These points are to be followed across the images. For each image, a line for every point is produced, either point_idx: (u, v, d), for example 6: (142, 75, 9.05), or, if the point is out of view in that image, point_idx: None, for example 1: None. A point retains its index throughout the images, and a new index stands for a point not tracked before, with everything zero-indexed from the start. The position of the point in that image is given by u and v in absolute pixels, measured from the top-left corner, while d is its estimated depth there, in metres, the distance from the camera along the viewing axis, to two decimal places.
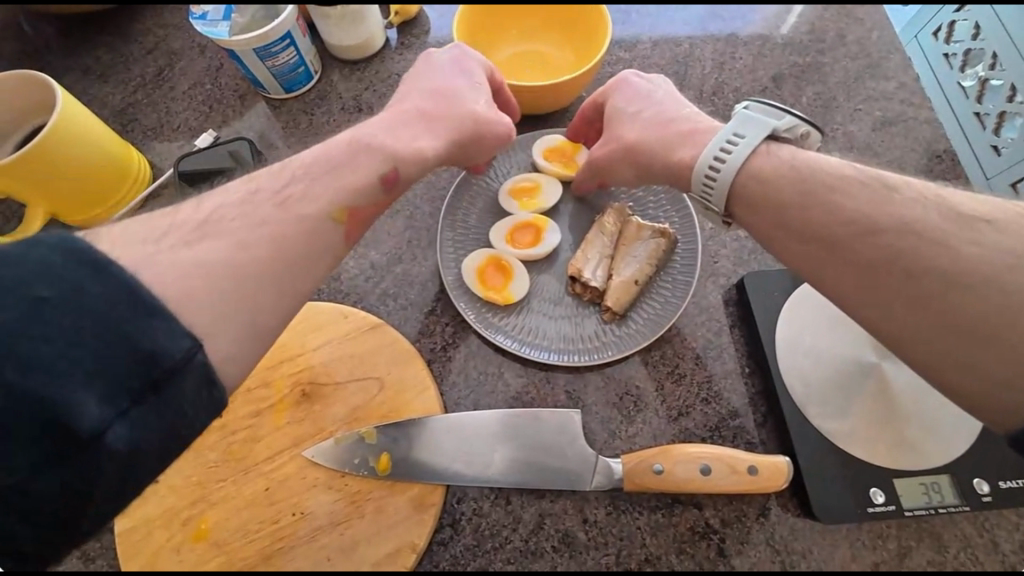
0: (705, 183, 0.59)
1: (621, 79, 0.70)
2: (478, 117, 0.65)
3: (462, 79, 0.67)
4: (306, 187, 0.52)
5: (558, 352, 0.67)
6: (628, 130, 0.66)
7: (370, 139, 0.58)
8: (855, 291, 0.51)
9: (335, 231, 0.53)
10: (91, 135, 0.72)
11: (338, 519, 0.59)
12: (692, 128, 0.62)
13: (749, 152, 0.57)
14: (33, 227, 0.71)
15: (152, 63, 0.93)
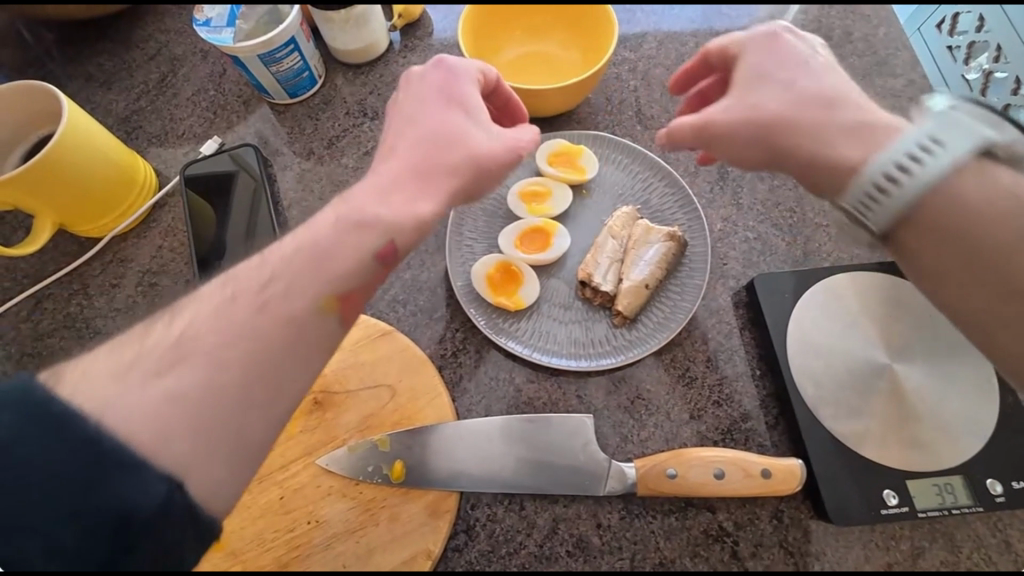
0: (872, 196, 0.50)
1: (771, 32, 0.57)
2: (478, 160, 0.56)
3: (451, 113, 0.58)
4: (288, 283, 0.49)
5: (569, 356, 0.67)
6: (759, 104, 0.54)
7: (357, 212, 0.52)
8: (984, 310, 0.50)
9: (325, 322, 0.49)
10: (96, 145, 0.71)
11: (353, 527, 0.59)
12: (865, 121, 0.52)
13: (961, 161, 0.48)
14: (42, 238, 0.71)
15: (155, 70, 0.93)
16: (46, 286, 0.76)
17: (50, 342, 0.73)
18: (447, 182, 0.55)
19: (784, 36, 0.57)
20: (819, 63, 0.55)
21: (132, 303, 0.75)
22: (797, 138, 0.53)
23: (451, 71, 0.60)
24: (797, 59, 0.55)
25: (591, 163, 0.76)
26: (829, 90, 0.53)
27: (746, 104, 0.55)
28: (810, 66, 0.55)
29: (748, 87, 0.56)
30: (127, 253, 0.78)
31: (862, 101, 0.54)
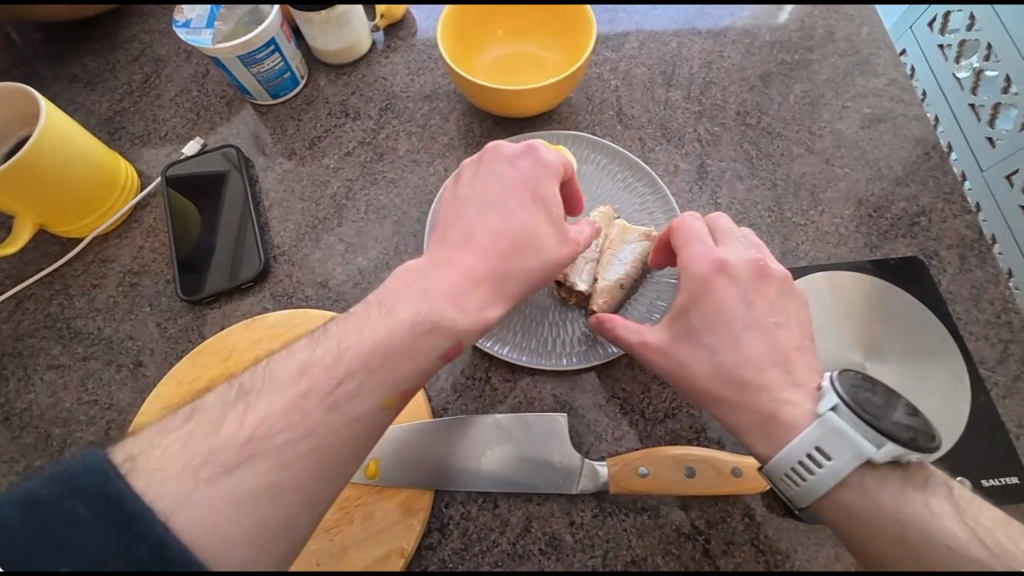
0: (798, 469, 0.50)
1: (705, 282, 0.56)
2: (545, 266, 0.56)
3: (531, 211, 0.57)
4: (359, 383, 0.49)
5: (545, 356, 0.67)
6: (674, 357, 0.56)
7: (435, 312, 0.52)
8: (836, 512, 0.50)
9: (385, 420, 0.50)
10: (73, 146, 0.71)
11: (328, 525, 0.60)
12: (789, 371, 0.54)
13: (833, 481, 0.49)
14: (22, 239, 0.72)
15: (139, 71, 0.93)
16: (28, 286, 0.77)
17: (31, 342, 0.74)
18: (518, 283, 0.55)
19: (717, 287, 0.56)
20: (736, 284, 0.56)
21: (113, 303, 0.76)
22: (718, 396, 0.54)
23: (540, 163, 0.59)
24: (728, 313, 0.55)
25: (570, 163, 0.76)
26: (750, 373, 0.53)
27: (672, 364, 0.56)
28: (739, 364, 0.54)
29: (675, 326, 0.57)
30: (109, 253, 0.79)
31: (781, 386, 0.53)
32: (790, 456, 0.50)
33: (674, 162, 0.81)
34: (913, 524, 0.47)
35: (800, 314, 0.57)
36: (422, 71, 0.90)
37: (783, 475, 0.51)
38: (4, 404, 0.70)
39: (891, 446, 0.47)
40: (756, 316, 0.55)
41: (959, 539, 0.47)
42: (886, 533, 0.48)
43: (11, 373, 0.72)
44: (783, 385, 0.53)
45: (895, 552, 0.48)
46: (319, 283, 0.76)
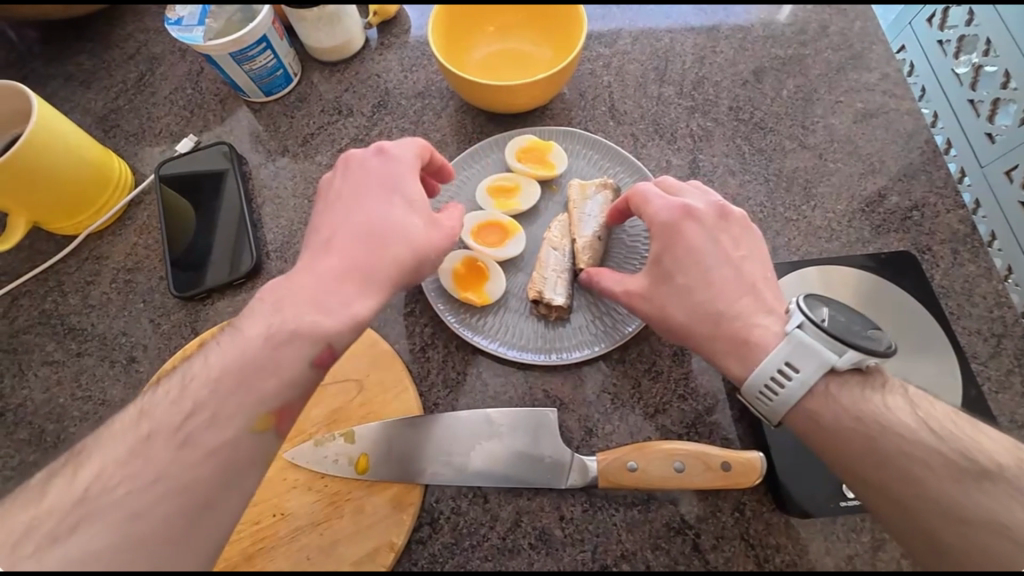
0: (769, 386, 0.52)
1: (672, 226, 0.59)
2: (417, 256, 0.57)
3: (387, 205, 0.58)
4: (214, 410, 0.48)
5: (536, 351, 0.67)
6: (651, 301, 0.58)
7: (291, 322, 0.51)
8: (806, 419, 0.52)
9: (260, 441, 0.48)
10: (66, 145, 0.71)
11: (318, 519, 0.60)
12: (759, 307, 0.55)
13: (800, 392, 0.51)
14: (16, 235, 0.72)
15: (134, 69, 0.93)
16: (23, 283, 0.77)
17: (26, 338, 0.74)
18: (387, 278, 0.55)
19: (686, 228, 0.58)
20: (699, 223, 0.59)
21: (107, 300, 0.76)
22: (696, 334, 0.56)
23: (389, 162, 0.60)
24: (698, 254, 0.57)
25: (561, 159, 0.76)
26: (722, 308, 0.55)
27: (651, 308, 0.58)
28: (712, 302, 0.56)
29: (651, 271, 0.59)
30: (102, 251, 0.79)
31: (755, 313, 0.55)
32: (760, 376, 0.52)
33: (666, 157, 0.81)
34: (871, 418, 0.50)
35: (762, 252, 0.60)
36: (416, 67, 0.91)
37: (757, 394, 0.53)
38: None
39: (852, 352, 0.49)
40: (723, 253, 0.58)
41: (912, 428, 0.49)
42: (846, 432, 0.50)
43: (5, 368, 0.73)
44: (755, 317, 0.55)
45: (856, 448, 0.50)
46: None
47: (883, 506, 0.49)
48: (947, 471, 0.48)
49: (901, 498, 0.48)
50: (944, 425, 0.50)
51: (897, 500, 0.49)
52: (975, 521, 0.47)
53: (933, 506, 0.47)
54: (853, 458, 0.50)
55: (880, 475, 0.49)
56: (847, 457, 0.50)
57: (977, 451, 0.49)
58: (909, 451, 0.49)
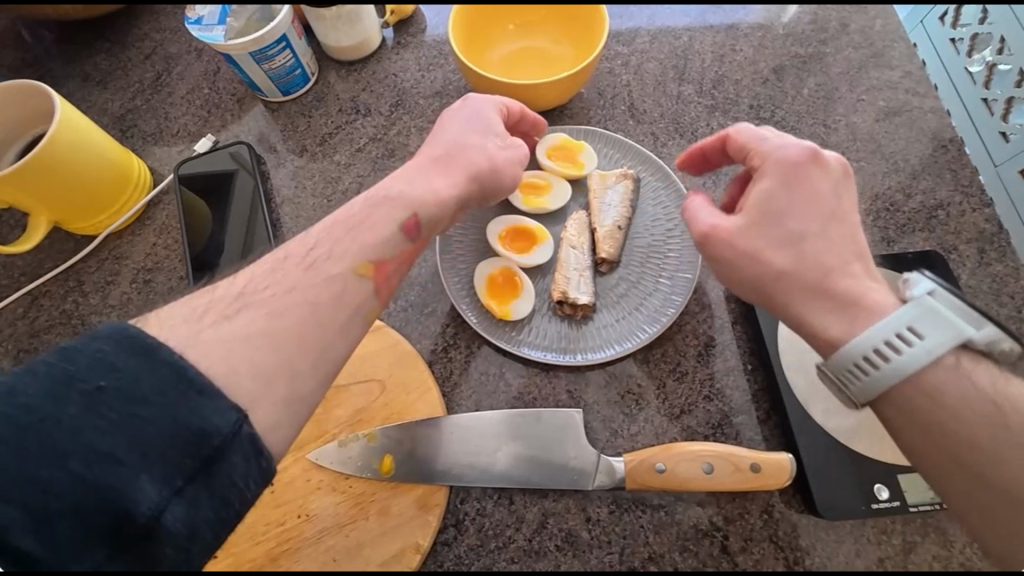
0: (885, 352, 0.48)
1: (802, 168, 0.53)
2: (493, 160, 0.62)
3: (466, 121, 0.64)
4: (330, 248, 0.51)
5: (559, 352, 0.66)
6: (745, 235, 0.54)
7: (388, 190, 0.56)
8: (923, 395, 0.48)
9: (360, 287, 0.51)
10: (90, 145, 0.71)
11: (343, 521, 0.60)
12: (864, 268, 0.52)
13: (920, 361, 0.47)
14: (38, 235, 0.72)
15: (150, 68, 0.93)
16: (43, 283, 0.77)
17: (46, 338, 0.74)
18: (467, 173, 0.60)
19: (812, 174, 0.53)
20: (831, 173, 0.54)
21: (127, 299, 0.76)
22: (788, 278, 0.52)
23: (469, 96, 0.66)
24: (817, 202, 0.52)
25: (591, 159, 0.75)
26: (837, 261, 0.51)
27: (749, 247, 0.53)
28: (815, 245, 0.52)
29: (758, 215, 0.53)
30: (122, 251, 0.79)
31: (866, 276, 0.51)
32: (873, 338, 0.48)
33: None
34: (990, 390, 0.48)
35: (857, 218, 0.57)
36: (432, 66, 0.91)
37: (864, 357, 0.48)
38: None
39: (988, 330, 0.47)
40: (840, 208, 0.53)
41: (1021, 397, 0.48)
42: (949, 394, 0.47)
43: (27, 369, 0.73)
44: (861, 275, 0.51)
45: (977, 422, 0.47)
46: None
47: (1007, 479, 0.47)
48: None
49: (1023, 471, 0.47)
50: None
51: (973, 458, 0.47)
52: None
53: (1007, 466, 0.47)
54: (977, 435, 0.47)
55: (1002, 450, 0.47)
56: (966, 432, 0.47)
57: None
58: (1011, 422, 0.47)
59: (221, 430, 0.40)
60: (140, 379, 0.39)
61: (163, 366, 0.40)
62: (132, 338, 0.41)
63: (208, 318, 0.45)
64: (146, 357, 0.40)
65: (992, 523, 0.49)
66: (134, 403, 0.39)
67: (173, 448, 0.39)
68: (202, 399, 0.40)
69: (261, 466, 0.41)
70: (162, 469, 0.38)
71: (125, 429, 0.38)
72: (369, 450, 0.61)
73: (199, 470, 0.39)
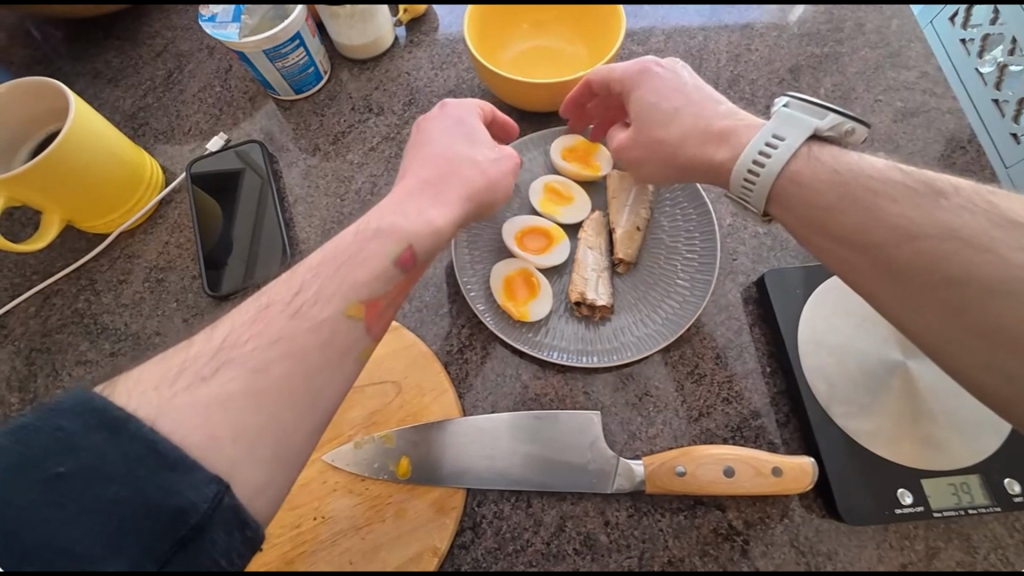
0: (756, 161, 0.54)
1: (642, 67, 0.62)
2: (487, 177, 0.62)
3: (454, 141, 0.63)
4: (318, 290, 0.50)
5: (576, 353, 0.65)
6: (633, 135, 0.62)
7: (377, 223, 0.55)
8: (850, 233, 0.50)
9: (352, 329, 0.50)
10: (103, 143, 0.70)
11: (359, 523, 0.59)
12: (733, 110, 0.59)
13: (787, 160, 0.53)
14: (50, 234, 0.71)
15: (161, 67, 0.93)
16: (55, 281, 0.77)
17: (59, 337, 0.74)
18: (461, 195, 0.59)
19: (655, 64, 0.62)
20: (671, 62, 0.62)
21: (139, 299, 0.75)
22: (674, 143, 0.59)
23: (449, 109, 0.65)
24: (675, 69, 0.62)
25: (606, 160, 0.74)
26: (709, 107, 0.59)
27: (638, 106, 0.62)
28: (681, 109, 0.59)
29: (639, 80, 0.62)
30: (135, 250, 0.79)
31: (735, 111, 0.59)
32: (744, 158, 0.55)
33: None
34: (908, 204, 0.49)
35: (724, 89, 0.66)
36: (445, 65, 0.90)
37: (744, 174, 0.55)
38: (32, 400, 0.70)
39: (830, 116, 0.53)
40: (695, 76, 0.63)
41: (955, 215, 0.48)
42: (826, 185, 0.51)
43: (39, 368, 0.72)
44: (725, 115, 0.58)
45: (906, 245, 0.48)
46: None
47: (946, 298, 0.46)
48: (910, 200, 0.49)
49: (962, 291, 0.46)
50: (903, 166, 0.52)
51: (865, 250, 0.49)
52: (934, 237, 0.47)
53: (904, 243, 0.48)
54: (905, 254, 0.48)
55: (938, 269, 0.47)
56: (890, 250, 0.48)
57: (938, 179, 0.50)
58: (874, 187, 0.50)
59: (195, 506, 0.39)
60: (107, 455, 0.39)
61: (128, 442, 0.39)
62: (96, 411, 0.40)
63: (182, 381, 0.44)
64: (112, 432, 0.39)
65: (950, 351, 0.47)
66: (100, 484, 0.38)
67: (149, 527, 0.38)
68: (175, 475, 0.39)
69: (245, 537, 0.41)
70: (131, 555, 0.37)
71: (90, 516, 0.38)
72: (385, 450, 0.61)
73: (174, 551, 0.38)
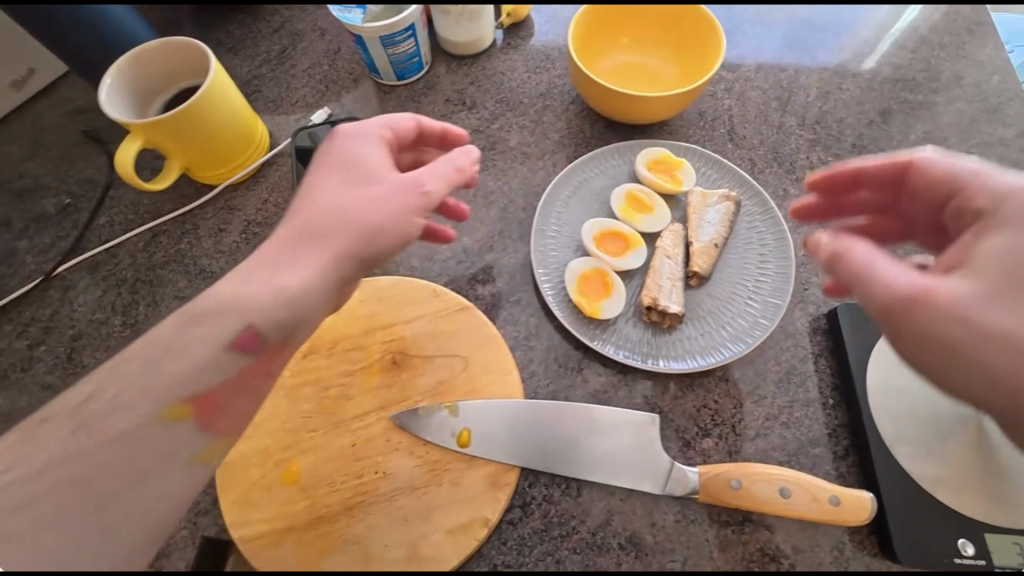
0: None
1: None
2: (385, 215, 0.57)
3: (342, 185, 0.58)
4: (114, 397, 0.51)
5: (641, 356, 0.67)
6: (980, 295, 0.49)
7: (204, 304, 0.54)
8: None
9: (170, 431, 0.52)
10: (228, 102, 0.77)
11: (416, 483, 0.62)
12: None
13: None
14: (169, 178, 0.78)
15: (278, 42, 1.01)
16: (163, 222, 0.84)
17: (160, 273, 0.80)
18: (334, 250, 0.56)
19: None
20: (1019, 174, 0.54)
21: (236, 248, 0.82)
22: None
23: (336, 142, 0.61)
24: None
25: (690, 176, 0.76)
26: None
27: (992, 275, 0.50)
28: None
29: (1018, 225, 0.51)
30: (237, 203, 0.85)
31: None
32: None
33: (783, 186, 0.80)
34: None
35: None
36: (539, 70, 0.94)
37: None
38: (132, 325, 0.77)
39: None
40: None
41: None
42: None
43: (140, 297, 0.79)
44: None
45: None
46: (426, 253, 0.78)
47: None
48: None
49: None
50: None
51: None
52: None
53: None
54: None
55: None
56: None
57: None
58: None
59: None
60: None
61: None
62: None
63: None
64: None
65: None
66: None
67: None
68: None
69: None
70: None
71: None
72: (450, 420, 0.64)
73: None
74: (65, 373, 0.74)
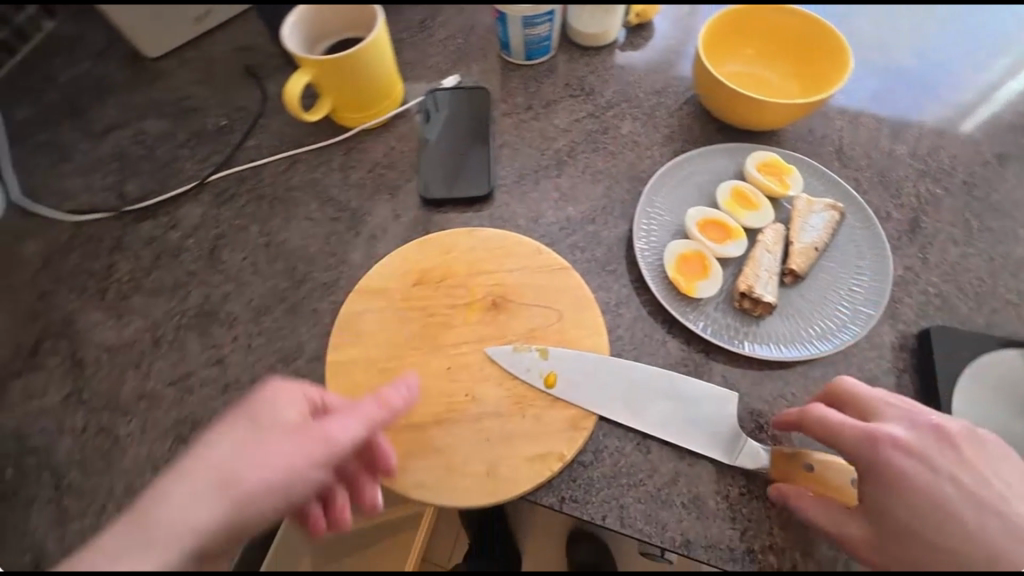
0: None
1: (878, 445, 0.55)
2: (287, 481, 0.53)
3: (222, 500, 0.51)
4: None
5: (727, 337, 0.71)
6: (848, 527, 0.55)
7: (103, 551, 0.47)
8: None
9: None
10: (381, 53, 0.87)
11: (502, 411, 0.68)
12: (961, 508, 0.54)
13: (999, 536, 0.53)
14: (320, 113, 0.88)
15: (419, 12, 1.11)
16: (304, 152, 0.94)
17: (296, 194, 0.91)
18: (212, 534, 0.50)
19: (886, 457, 0.54)
20: (882, 412, 0.58)
21: (362, 184, 0.91)
22: (890, 517, 0.53)
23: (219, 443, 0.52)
24: (914, 476, 0.53)
25: (797, 184, 0.79)
26: (938, 490, 0.53)
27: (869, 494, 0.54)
28: (915, 489, 0.53)
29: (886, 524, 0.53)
30: (367, 145, 0.94)
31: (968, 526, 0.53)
32: None
33: (887, 208, 0.82)
34: None
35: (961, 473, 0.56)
36: (656, 69, 1.00)
37: None
38: (268, 235, 0.87)
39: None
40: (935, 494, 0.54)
41: None
42: None
43: (276, 212, 0.89)
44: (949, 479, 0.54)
45: None
46: (531, 217, 0.85)
47: None
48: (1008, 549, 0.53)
49: None
50: None
51: None
52: None
53: None
54: None
55: None
56: None
57: None
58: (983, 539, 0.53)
59: None
60: None
61: None
62: None
63: None
64: None
65: None
66: None
67: None
68: None
69: None
70: None
71: None
72: (540, 362, 0.70)
73: None
74: (208, 265, 0.85)
